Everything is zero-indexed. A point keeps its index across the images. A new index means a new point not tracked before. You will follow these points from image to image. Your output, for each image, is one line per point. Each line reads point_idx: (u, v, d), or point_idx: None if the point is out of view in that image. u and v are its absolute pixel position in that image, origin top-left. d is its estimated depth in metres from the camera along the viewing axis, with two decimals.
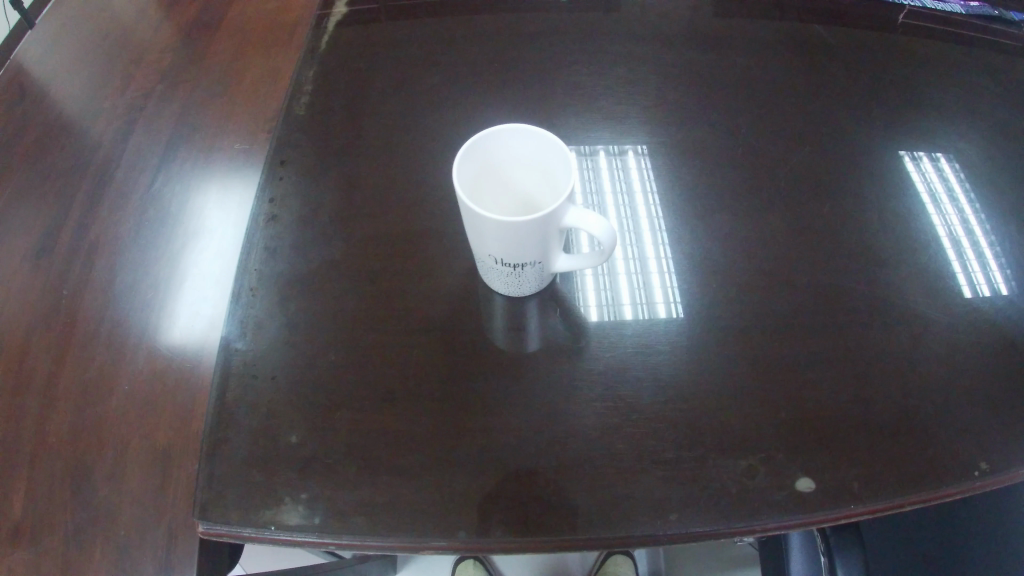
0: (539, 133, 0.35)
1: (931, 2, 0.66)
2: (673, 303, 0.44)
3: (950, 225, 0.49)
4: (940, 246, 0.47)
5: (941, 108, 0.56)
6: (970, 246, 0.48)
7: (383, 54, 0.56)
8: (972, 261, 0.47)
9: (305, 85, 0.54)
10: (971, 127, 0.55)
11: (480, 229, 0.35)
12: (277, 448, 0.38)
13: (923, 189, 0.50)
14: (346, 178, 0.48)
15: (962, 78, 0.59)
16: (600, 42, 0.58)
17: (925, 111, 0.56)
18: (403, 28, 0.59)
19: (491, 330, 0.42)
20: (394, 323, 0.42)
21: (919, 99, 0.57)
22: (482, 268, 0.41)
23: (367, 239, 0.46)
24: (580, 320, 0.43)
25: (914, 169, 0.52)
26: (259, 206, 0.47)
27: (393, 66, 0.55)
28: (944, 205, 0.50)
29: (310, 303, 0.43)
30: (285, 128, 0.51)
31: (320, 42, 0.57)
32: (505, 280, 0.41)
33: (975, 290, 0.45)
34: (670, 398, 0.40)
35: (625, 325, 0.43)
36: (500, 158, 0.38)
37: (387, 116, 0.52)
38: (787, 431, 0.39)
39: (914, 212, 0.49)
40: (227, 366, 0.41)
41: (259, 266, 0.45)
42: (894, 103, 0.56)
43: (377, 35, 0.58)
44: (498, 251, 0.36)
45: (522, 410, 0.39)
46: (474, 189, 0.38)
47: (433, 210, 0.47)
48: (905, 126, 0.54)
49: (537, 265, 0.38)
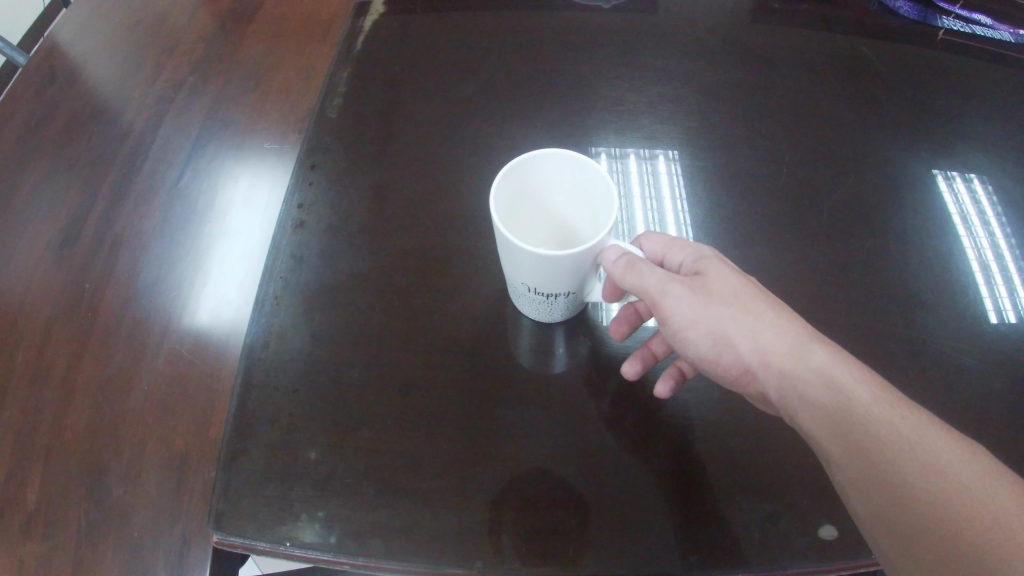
0: (582, 161, 0.34)
1: (981, 29, 0.63)
2: None
3: (980, 248, 0.48)
4: (967, 269, 0.46)
5: (984, 132, 0.55)
6: (998, 270, 0.47)
7: (413, 55, 0.55)
8: (998, 286, 0.46)
9: (339, 86, 0.53)
10: (1013, 152, 0.54)
11: (514, 259, 0.34)
12: (295, 461, 0.37)
13: (953, 209, 0.49)
14: (376, 183, 0.48)
15: (1006, 101, 0.57)
16: (639, 55, 0.57)
17: (965, 137, 0.54)
18: (438, 30, 0.58)
19: (514, 351, 0.41)
20: (418, 339, 0.41)
21: (961, 124, 0.55)
22: (513, 293, 0.40)
23: (394, 246, 0.45)
24: (603, 323, 0.43)
25: (947, 189, 0.51)
26: (287, 210, 0.47)
27: (422, 69, 0.54)
28: (975, 228, 0.49)
29: (334, 314, 0.42)
30: (316, 130, 0.50)
31: (355, 43, 0.56)
32: (536, 306, 0.40)
33: (1000, 316, 0.44)
34: (696, 429, 0.39)
35: (647, 328, 0.43)
36: (536, 179, 0.36)
37: (419, 122, 0.51)
38: (810, 473, 0.37)
39: (945, 235, 0.48)
40: (250, 375, 0.41)
41: (285, 274, 0.44)
42: (931, 128, 0.55)
43: (407, 36, 0.57)
44: (532, 280, 0.35)
45: (545, 437, 0.38)
46: (508, 212, 0.37)
47: (461, 224, 0.46)
48: (944, 152, 0.53)
49: (570, 295, 0.38)
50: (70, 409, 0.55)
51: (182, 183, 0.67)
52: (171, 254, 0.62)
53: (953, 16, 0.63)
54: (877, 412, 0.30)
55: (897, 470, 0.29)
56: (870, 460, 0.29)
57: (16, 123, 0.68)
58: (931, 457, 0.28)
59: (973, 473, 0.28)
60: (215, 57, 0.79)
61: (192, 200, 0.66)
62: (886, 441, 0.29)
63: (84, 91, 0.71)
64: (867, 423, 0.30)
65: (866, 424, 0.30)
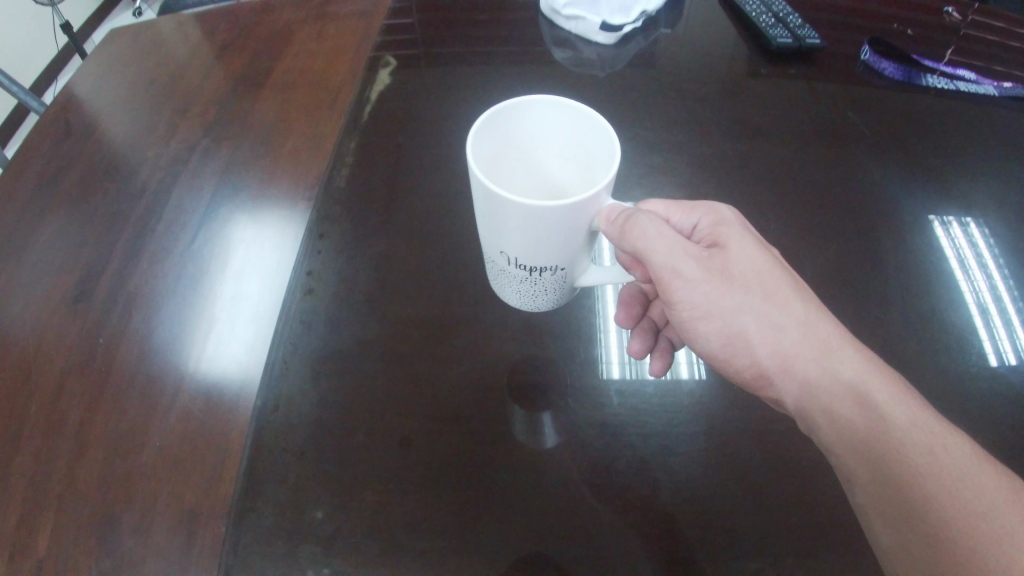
0: (568, 104, 0.36)
1: (967, 84, 0.68)
2: (696, 365, 0.46)
3: (979, 292, 0.50)
4: (967, 314, 0.48)
5: (972, 190, 0.58)
6: (997, 314, 0.48)
7: (421, 125, 0.59)
8: (998, 328, 0.48)
9: (346, 156, 0.56)
10: (1000, 208, 0.56)
11: (498, 228, 0.35)
12: (301, 521, 0.39)
13: (950, 254, 0.52)
14: (382, 253, 0.50)
15: (993, 162, 0.60)
16: (633, 124, 0.60)
17: (954, 195, 0.57)
18: (444, 103, 0.61)
19: (512, 417, 0.42)
20: (423, 402, 0.43)
21: (949, 183, 0.58)
22: (500, 265, 0.42)
23: (398, 314, 0.47)
24: (605, 376, 0.45)
25: (944, 234, 0.53)
26: (298, 278, 0.49)
27: (429, 139, 0.57)
28: (973, 271, 0.51)
29: (339, 382, 0.44)
30: (325, 200, 0.54)
31: (362, 112, 0.60)
32: (523, 281, 0.41)
33: (1001, 358, 0.46)
34: (686, 492, 0.39)
35: (649, 380, 0.45)
36: (528, 128, 0.38)
37: (424, 193, 0.54)
38: (800, 538, 0.38)
39: (943, 280, 0.50)
40: (259, 438, 0.42)
41: (294, 340, 0.46)
42: (921, 191, 0.57)
43: (416, 107, 0.60)
44: (516, 251, 0.36)
45: (536, 501, 0.39)
46: (493, 162, 0.39)
47: (464, 292, 0.48)
48: (932, 210, 0.55)
49: (557, 273, 0.39)
50: (83, 458, 0.56)
51: (195, 246, 0.70)
52: (184, 313, 0.65)
53: (940, 74, 0.68)
54: (914, 435, 0.33)
55: (922, 489, 0.32)
56: (892, 475, 0.33)
57: None
58: (952, 476, 0.32)
59: (996, 501, 0.31)
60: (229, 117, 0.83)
61: (205, 261, 0.69)
62: (922, 472, 0.32)
63: (101, 147, 0.76)
64: (903, 444, 0.33)
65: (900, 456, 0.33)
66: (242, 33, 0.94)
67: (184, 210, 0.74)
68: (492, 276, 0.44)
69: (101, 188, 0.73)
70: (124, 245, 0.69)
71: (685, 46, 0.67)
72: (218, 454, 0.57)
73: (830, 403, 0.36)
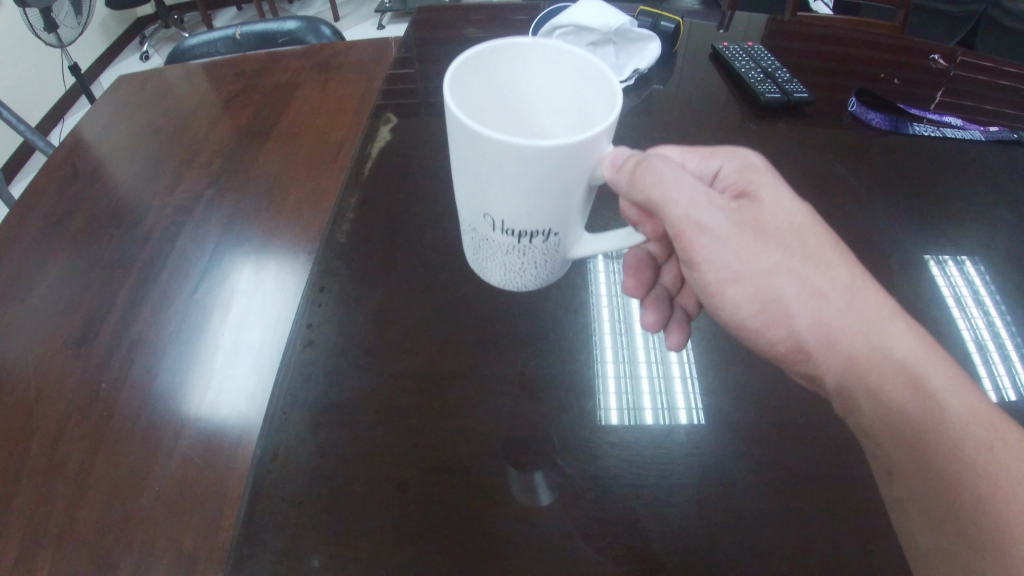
0: (560, 46, 0.39)
1: (953, 132, 0.76)
2: (693, 410, 0.48)
3: (977, 329, 0.55)
4: (966, 352, 0.53)
5: (946, 243, 0.62)
6: (995, 348, 0.54)
7: (417, 197, 0.63)
8: (997, 364, 0.53)
9: (348, 212, 0.61)
10: (973, 261, 0.61)
11: (493, 188, 0.36)
12: (300, 570, 0.39)
13: (949, 292, 0.57)
14: (380, 309, 0.53)
15: (969, 216, 0.66)
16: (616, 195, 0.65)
17: (932, 248, 0.62)
18: (438, 171, 0.66)
19: (508, 470, 0.43)
20: (426, 447, 0.44)
21: (923, 240, 0.62)
22: (485, 235, 0.43)
23: (397, 369, 0.49)
24: (604, 423, 0.46)
25: (940, 272, 0.59)
26: (298, 330, 0.51)
27: (425, 216, 0.61)
28: (970, 308, 0.57)
29: (339, 433, 0.45)
30: (327, 253, 0.57)
31: (362, 169, 0.66)
32: (511, 249, 0.43)
33: (1000, 394, 0.51)
34: (682, 543, 0.40)
35: (649, 427, 0.46)
36: (541, 65, 0.41)
37: (421, 251, 0.58)
38: None
39: (942, 318, 0.55)
40: (258, 486, 0.43)
41: (294, 391, 0.48)
42: (891, 267, 0.60)
43: (412, 188, 0.64)
44: (511, 213, 0.38)
45: (533, 552, 0.39)
46: (489, 83, 0.41)
47: (459, 345, 0.51)
48: (902, 268, 0.59)
49: (548, 238, 0.41)
50: (82, 501, 0.55)
51: (198, 295, 0.70)
52: (186, 361, 0.64)
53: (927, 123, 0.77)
54: (969, 426, 0.38)
55: (959, 470, 0.37)
56: (932, 458, 0.38)
57: (41, 225, 0.74)
58: (985, 466, 0.37)
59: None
60: (236, 168, 0.86)
61: (208, 310, 0.69)
62: (973, 463, 0.37)
63: (108, 196, 0.79)
64: (950, 429, 0.38)
65: (955, 447, 0.38)
66: (245, 86, 0.98)
67: (188, 252, 0.74)
68: (475, 250, 0.46)
69: (105, 233, 0.75)
70: (126, 290, 0.69)
71: (663, 127, 0.72)
72: (214, 497, 0.57)
73: (874, 380, 0.41)
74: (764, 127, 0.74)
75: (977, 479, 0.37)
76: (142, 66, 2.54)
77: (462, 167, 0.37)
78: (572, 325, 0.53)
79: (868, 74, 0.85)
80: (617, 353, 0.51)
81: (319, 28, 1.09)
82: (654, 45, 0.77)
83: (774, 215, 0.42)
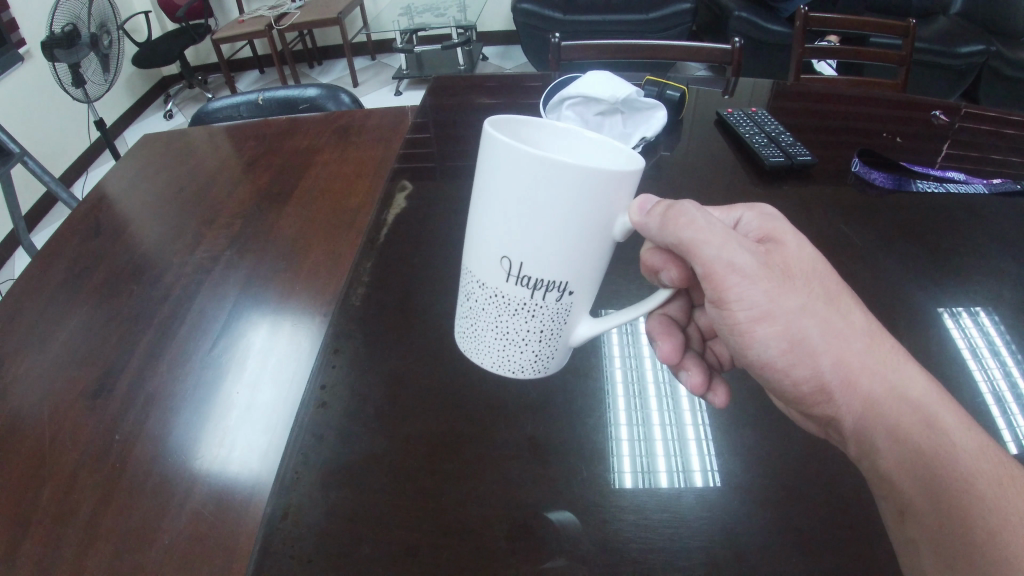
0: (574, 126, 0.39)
1: (954, 187, 0.78)
2: (708, 473, 0.48)
3: (993, 379, 0.54)
4: (984, 403, 0.53)
5: (956, 295, 0.62)
6: (1012, 398, 0.53)
7: (430, 267, 0.66)
8: (1015, 415, 0.52)
9: (363, 278, 0.65)
10: (981, 311, 0.61)
11: (517, 232, 0.36)
12: None
13: (964, 344, 0.57)
14: (391, 376, 0.55)
15: (979, 267, 0.66)
16: (620, 268, 0.68)
17: (941, 299, 0.62)
18: (450, 244, 0.70)
19: (516, 534, 0.43)
20: (438, 504, 0.45)
21: (933, 291, 0.63)
22: (492, 305, 0.41)
23: (408, 433, 0.50)
24: (618, 485, 0.46)
25: (953, 323, 0.59)
26: (312, 392, 0.53)
27: (438, 289, 0.64)
28: (986, 358, 0.56)
29: (348, 495, 0.46)
30: (342, 316, 0.61)
31: (378, 236, 0.71)
32: (519, 318, 0.41)
33: (1020, 445, 0.50)
34: None
35: (662, 488, 0.46)
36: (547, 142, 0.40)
37: (432, 317, 0.60)
38: None
39: (957, 370, 0.55)
40: (268, 542, 0.42)
41: (306, 452, 0.49)
42: (903, 324, 0.59)
43: (425, 262, 0.67)
44: (531, 258, 0.37)
45: None
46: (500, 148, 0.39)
47: (469, 408, 0.52)
48: (910, 317, 0.60)
49: (561, 296, 0.39)
50: (91, 550, 0.54)
51: (216, 352, 0.72)
52: (201, 418, 0.65)
53: (928, 179, 0.77)
54: (975, 464, 0.38)
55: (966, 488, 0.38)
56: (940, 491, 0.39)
57: (67, 280, 0.77)
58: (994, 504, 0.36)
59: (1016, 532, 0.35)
60: (255, 224, 0.89)
61: (224, 369, 0.70)
62: (979, 500, 0.37)
63: (132, 254, 0.82)
64: (954, 464, 0.39)
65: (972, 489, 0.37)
66: (266, 151, 1.02)
67: (205, 311, 0.76)
68: (474, 321, 0.44)
69: (126, 290, 0.77)
70: (143, 347, 0.71)
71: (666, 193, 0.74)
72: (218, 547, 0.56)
73: (892, 429, 0.42)
74: (770, 191, 0.76)
75: (991, 519, 0.36)
76: (165, 125, 2.61)
77: (487, 207, 0.37)
78: (584, 390, 0.54)
79: (873, 130, 0.87)
80: (631, 418, 0.52)
81: (339, 95, 1.13)
82: (660, 113, 0.81)
83: (799, 259, 0.44)
